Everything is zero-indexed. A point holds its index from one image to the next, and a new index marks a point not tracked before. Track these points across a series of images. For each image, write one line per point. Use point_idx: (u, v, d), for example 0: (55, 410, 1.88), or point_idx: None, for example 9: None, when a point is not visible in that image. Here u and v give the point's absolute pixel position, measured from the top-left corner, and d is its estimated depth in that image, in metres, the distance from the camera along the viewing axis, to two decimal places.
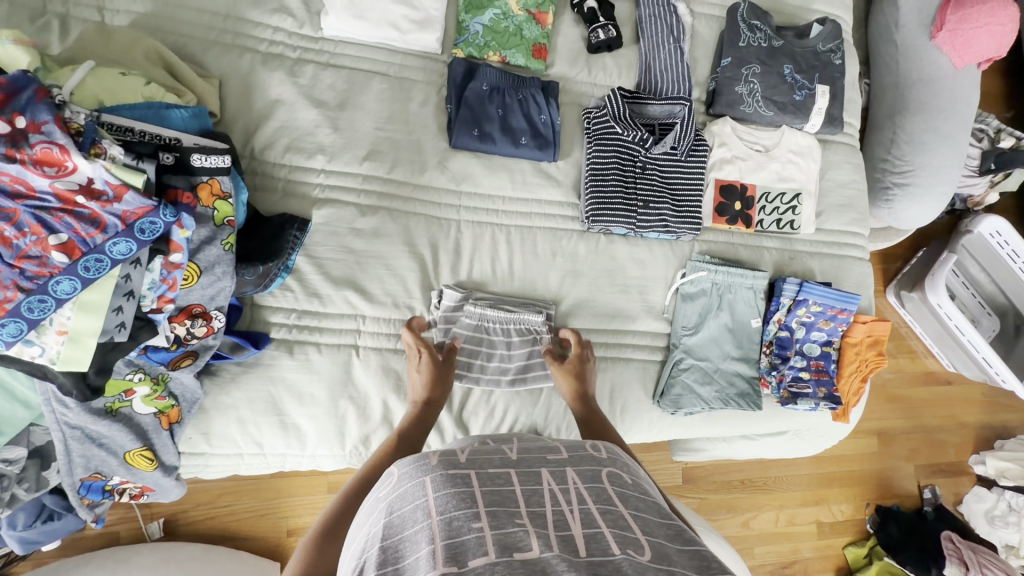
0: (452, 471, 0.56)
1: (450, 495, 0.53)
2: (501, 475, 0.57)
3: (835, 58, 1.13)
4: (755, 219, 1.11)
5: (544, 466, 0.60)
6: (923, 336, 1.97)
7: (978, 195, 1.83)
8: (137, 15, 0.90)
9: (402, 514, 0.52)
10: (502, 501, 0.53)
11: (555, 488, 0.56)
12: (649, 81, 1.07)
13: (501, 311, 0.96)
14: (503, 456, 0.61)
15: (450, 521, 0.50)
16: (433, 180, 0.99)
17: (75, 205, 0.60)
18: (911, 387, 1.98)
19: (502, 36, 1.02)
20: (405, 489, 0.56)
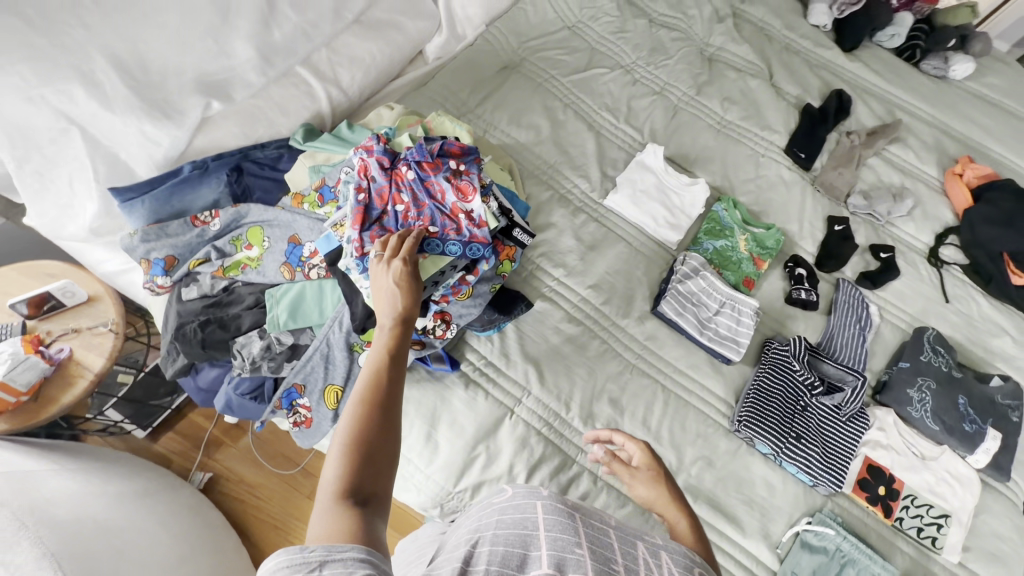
0: (563, 506, 0.58)
1: (558, 520, 0.56)
2: (603, 534, 0.57)
3: (1011, 414, 1.21)
4: (895, 513, 1.11)
5: (642, 542, 0.60)
6: None
7: None
8: (504, 143, 1.38)
9: (512, 517, 0.57)
10: (602, 546, 0.55)
11: (647, 561, 0.57)
12: (829, 346, 1.25)
13: (726, 288, 1.25)
14: (605, 521, 0.60)
15: (555, 543, 0.53)
16: (630, 326, 1.21)
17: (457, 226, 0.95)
18: None
19: (724, 259, 1.32)
20: (516, 506, 0.59)
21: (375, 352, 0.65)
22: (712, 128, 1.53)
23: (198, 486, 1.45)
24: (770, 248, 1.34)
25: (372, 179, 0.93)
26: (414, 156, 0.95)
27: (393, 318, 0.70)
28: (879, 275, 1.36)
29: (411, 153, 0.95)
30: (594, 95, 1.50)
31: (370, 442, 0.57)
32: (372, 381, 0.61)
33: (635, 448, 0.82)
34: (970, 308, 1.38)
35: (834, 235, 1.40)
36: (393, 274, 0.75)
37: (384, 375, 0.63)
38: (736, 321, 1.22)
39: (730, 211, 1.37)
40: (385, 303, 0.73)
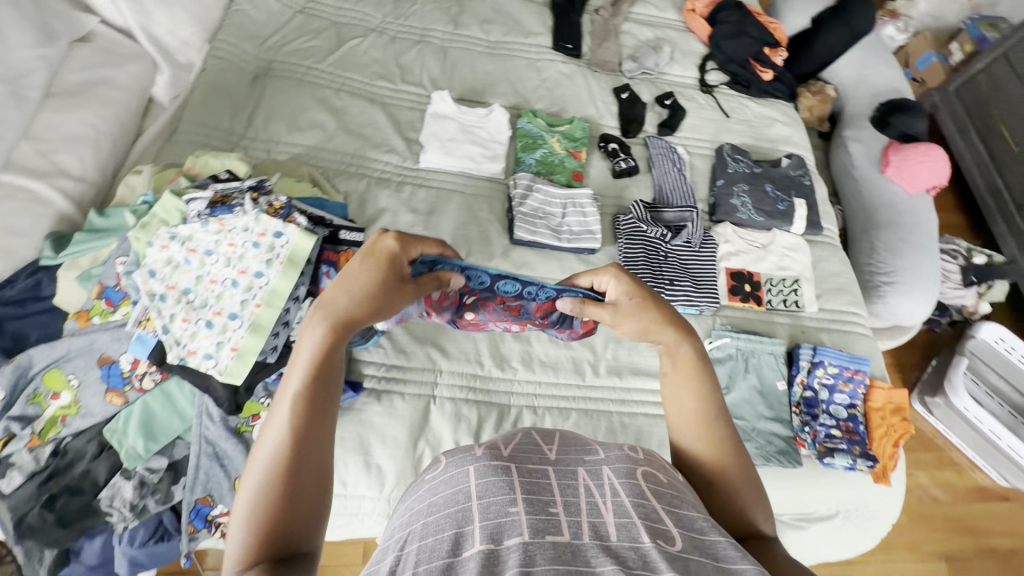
0: (497, 462, 0.56)
1: (490, 483, 0.54)
2: (539, 468, 0.58)
3: (804, 180, 1.47)
4: (764, 299, 1.32)
5: (580, 466, 0.59)
6: (961, 447, 2.23)
7: (971, 304, 2.23)
8: (295, 153, 1.27)
9: (443, 495, 0.54)
10: (537, 490, 0.54)
11: (588, 483, 0.57)
12: (663, 197, 1.39)
13: (561, 190, 1.32)
14: (542, 453, 0.61)
15: (489, 508, 0.52)
16: (500, 265, 1.24)
17: (285, 267, 0.85)
18: (967, 503, 2.19)
19: (549, 166, 1.38)
20: (451, 474, 0.56)
21: (299, 379, 0.53)
22: (484, 54, 1.55)
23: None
24: (581, 138, 1.43)
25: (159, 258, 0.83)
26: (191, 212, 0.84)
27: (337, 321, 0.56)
28: (672, 120, 1.53)
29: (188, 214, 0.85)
30: (360, 68, 1.43)
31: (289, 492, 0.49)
32: (297, 416, 0.51)
33: (612, 282, 0.75)
34: (746, 114, 1.60)
35: (625, 102, 1.54)
36: (353, 279, 0.59)
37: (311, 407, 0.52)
38: (583, 213, 1.30)
39: (533, 121, 1.42)
40: (338, 303, 0.57)
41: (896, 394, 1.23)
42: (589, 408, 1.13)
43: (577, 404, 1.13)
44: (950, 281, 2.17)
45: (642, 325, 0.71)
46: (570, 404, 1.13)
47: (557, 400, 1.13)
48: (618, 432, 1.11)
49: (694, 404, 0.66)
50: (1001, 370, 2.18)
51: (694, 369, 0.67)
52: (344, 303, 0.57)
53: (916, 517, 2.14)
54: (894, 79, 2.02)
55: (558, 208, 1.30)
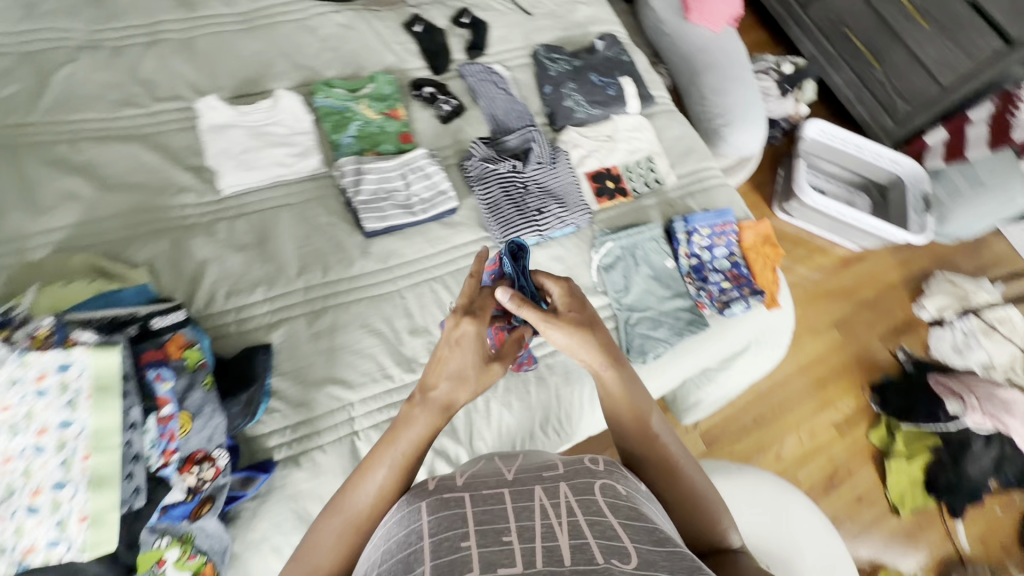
0: (446, 496, 0.56)
1: (447, 517, 0.53)
2: (494, 494, 0.57)
3: (623, 57, 1.45)
4: (629, 188, 1.34)
5: (538, 483, 0.59)
6: (820, 233, 2.64)
7: (793, 110, 2.53)
8: (55, 241, 0.99)
9: (399, 540, 0.53)
10: (492, 519, 0.54)
11: (547, 502, 0.56)
12: (500, 126, 1.32)
13: (392, 160, 1.18)
14: (500, 476, 0.60)
15: (442, 544, 0.51)
16: (365, 266, 1.12)
17: (98, 397, 0.68)
18: (838, 275, 2.63)
19: (371, 137, 1.23)
20: (403, 516, 0.56)
21: (396, 453, 0.64)
22: (240, 31, 1.28)
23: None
24: (391, 93, 1.27)
25: None
26: None
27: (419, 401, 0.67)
28: (478, 39, 1.41)
29: None
30: (89, 102, 1.12)
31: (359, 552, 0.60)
32: (388, 494, 0.62)
33: (558, 292, 0.76)
34: (547, 5, 1.51)
35: (422, 36, 1.38)
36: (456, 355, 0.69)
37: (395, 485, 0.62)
38: (425, 175, 1.19)
39: (332, 95, 1.24)
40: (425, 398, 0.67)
41: (760, 227, 1.35)
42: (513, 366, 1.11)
43: None
44: (773, 95, 2.44)
45: (575, 335, 0.70)
46: None
47: None
48: (548, 375, 1.12)
49: (645, 423, 0.68)
50: (830, 156, 2.51)
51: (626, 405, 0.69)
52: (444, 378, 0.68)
53: (808, 303, 2.55)
54: None
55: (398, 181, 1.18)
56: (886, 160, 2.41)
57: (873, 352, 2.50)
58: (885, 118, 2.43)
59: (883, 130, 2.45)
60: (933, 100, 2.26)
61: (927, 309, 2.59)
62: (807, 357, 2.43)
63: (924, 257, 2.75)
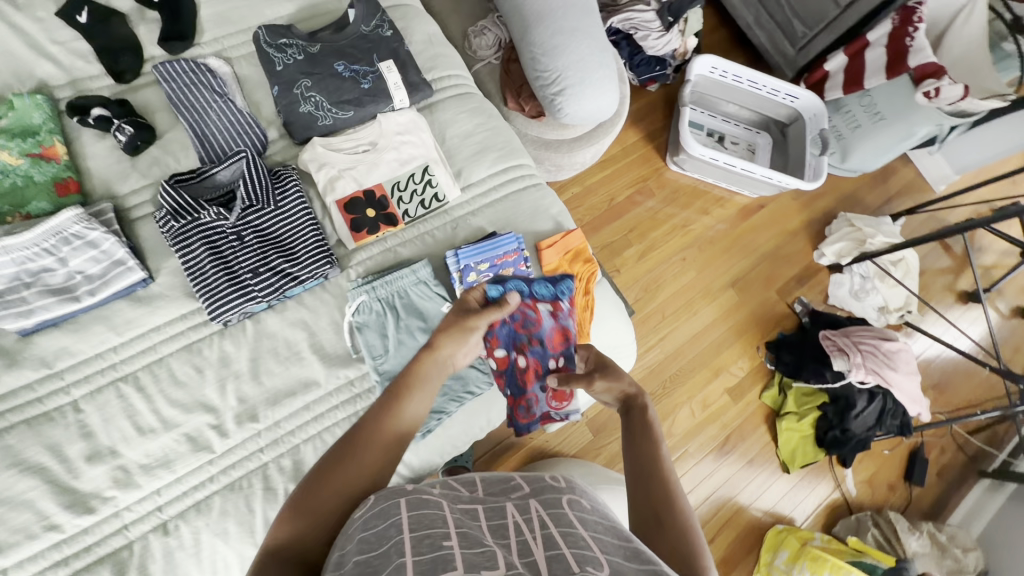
0: (426, 498, 0.55)
1: (423, 515, 0.52)
2: (469, 509, 0.57)
3: (384, 31, 1.12)
4: (400, 214, 1.06)
5: (509, 500, 0.59)
6: (718, 183, 2.22)
7: (679, 46, 2.07)
8: None
9: (374, 530, 0.51)
10: (470, 528, 0.52)
11: (519, 519, 0.55)
12: (209, 151, 1.00)
13: (29, 230, 0.86)
14: (470, 493, 0.61)
15: (422, 542, 0.48)
16: (17, 378, 0.85)
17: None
18: (734, 224, 2.23)
19: (12, 194, 0.90)
20: (380, 508, 0.54)
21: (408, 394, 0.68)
22: None
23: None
24: (41, 123, 0.93)
25: None
26: None
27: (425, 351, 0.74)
28: (177, 24, 1.03)
29: None
30: None
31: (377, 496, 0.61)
32: (389, 433, 0.64)
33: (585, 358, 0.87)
34: None
35: (90, 28, 0.99)
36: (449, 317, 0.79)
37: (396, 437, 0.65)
38: (86, 245, 0.89)
39: None
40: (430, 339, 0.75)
41: (564, 243, 1.12)
42: (235, 478, 0.89)
43: (218, 483, 0.88)
44: (650, 32, 1.98)
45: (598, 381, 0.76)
46: (210, 489, 0.88)
47: (190, 495, 0.87)
48: (280, 483, 0.90)
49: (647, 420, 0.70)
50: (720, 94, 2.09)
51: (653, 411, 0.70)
52: (444, 333, 0.75)
53: (700, 262, 2.15)
54: None
55: (47, 256, 0.88)
56: (784, 96, 1.99)
57: (770, 308, 2.16)
58: (786, 47, 2.04)
59: (784, 60, 2.07)
60: (829, 20, 1.85)
61: (825, 255, 2.23)
62: (696, 327, 2.06)
63: (829, 194, 2.36)
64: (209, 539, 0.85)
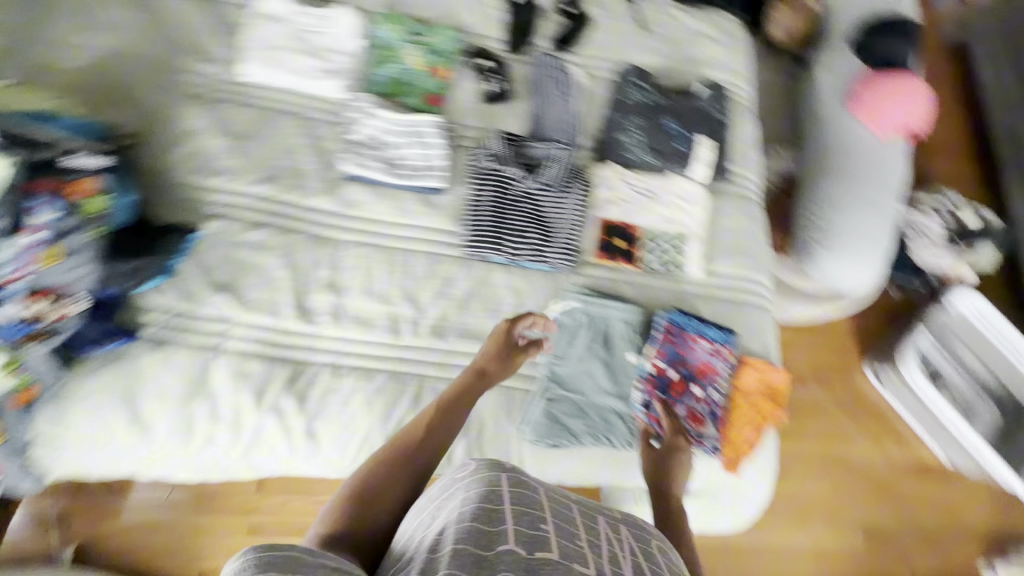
0: (526, 480, 0.63)
1: (524, 494, 0.60)
2: (566, 502, 0.64)
3: (719, 116, 1.21)
4: (639, 258, 1.14)
5: (600, 514, 0.66)
6: (913, 423, 1.71)
7: (949, 271, 1.68)
8: (87, 57, 1.07)
9: (477, 492, 0.58)
10: (565, 522, 0.60)
11: (604, 533, 0.63)
12: (536, 130, 1.18)
13: (401, 114, 1.10)
14: (564, 491, 0.67)
15: (523, 519, 0.57)
16: (323, 203, 1.08)
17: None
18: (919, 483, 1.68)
19: (402, 85, 1.16)
20: (484, 474, 0.62)
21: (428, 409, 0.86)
22: None
23: (69, 560, 1.22)
24: (446, 51, 1.20)
25: None
26: None
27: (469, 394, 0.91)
28: (572, 35, 1.27)
29: None
30: None
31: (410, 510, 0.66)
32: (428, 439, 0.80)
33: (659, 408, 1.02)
34: (671, 28, 1.32)
35: (515, 8, 1.26)
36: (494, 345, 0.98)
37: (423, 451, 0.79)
38: (423, 142, 1.09)
39: (393, 28, 1.18)
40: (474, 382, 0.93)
41: (766, 374, 1.09)
42: (400, 371, 1.01)
43: (386, 366, 1.00)
44: (925, 238, 1.67)
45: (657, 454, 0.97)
46: (379, 364, 1.00)
47: (363, 360, 1.00)
48: (426, 400, 0.99)
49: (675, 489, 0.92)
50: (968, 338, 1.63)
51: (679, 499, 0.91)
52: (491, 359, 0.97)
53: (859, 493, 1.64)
54: None
55: (396, 135, 1.09)
56: None
57: None
58: None
59: None
60: None
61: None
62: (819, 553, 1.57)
63: None
64: (355, 404, 0.97)
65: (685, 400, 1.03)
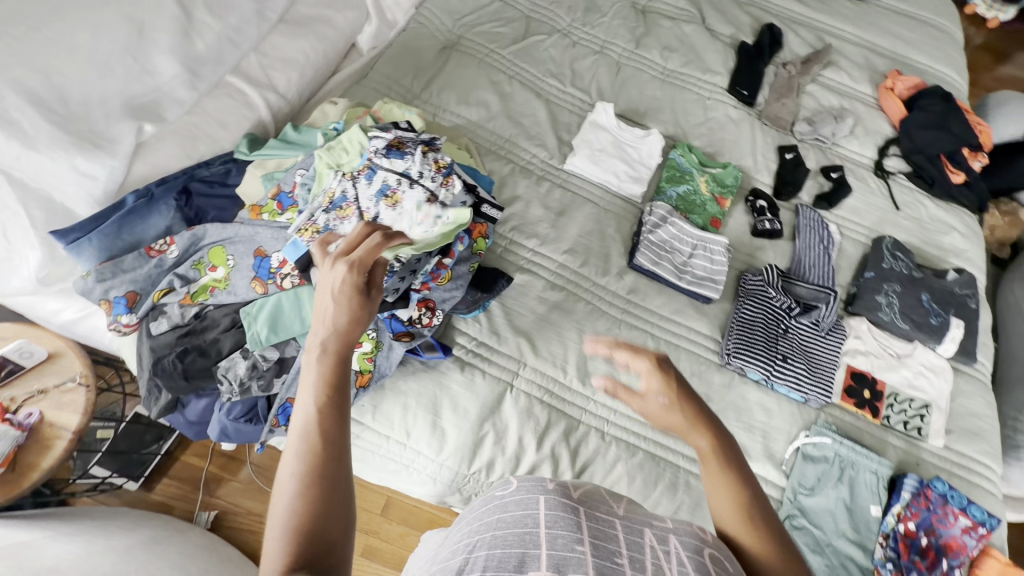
0: (565, 500, 0.51)
1: (560, 516, 0.49)
2: (609, 519, 0.51)
3: (970, 302, 1.31)
4: (882, 413, 1.18)
5: (648, 526, 0.53)
6: None
7: None
8: (457, 124, 1.35)
9: (512, 516, 0.49)
10: (606, 539, 0.49)
11: (656, 546, 0.50)
12: (799, 270, 1.30)
13: (696, 230, 1.28)
14: (608, 504, 0.55)
15: (556, 541, 0.46)
16: (611, 284, 1.23)
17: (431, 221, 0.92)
18: None
19: (689, 203, 1.35)
20: (516, 498, 0.52)
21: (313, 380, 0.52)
22: (655, 78, 1.54)
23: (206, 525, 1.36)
24: (730, 186, 1.38)
25: (350, 177, 0.94)
26: (384, 149, 0.95)
27: (331, 338, 0.54)
28: (834, 195, 1.42)
29: (380, 148, 0.95)
30: (536, 63, 1.48)
31: (321, 504, 0.47)
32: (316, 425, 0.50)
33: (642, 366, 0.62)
34: (918, 211, 1.46)
35: (787, 163, 1.45)
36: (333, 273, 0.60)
37: (326, 419, 0.50)
38: (709, 258, 1.26)
39: (687, 156, 1.39)
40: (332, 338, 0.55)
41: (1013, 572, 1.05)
42: (657, 454, 1.08)
43: (647, 446, 1.08)
44: None
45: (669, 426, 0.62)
46: (641, 444, 1.08)
47: (627, 434, 1.09)
48: (679, 490, 1.05)
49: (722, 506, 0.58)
50: None
51: (725, 465, 0.59)
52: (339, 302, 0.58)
53: None
54: None
55: (687, 244, 1.27)
56: None
57: None
58: None
59: None
60: None
61: None
62: None
63: None
64: (620, 473, 1.05)
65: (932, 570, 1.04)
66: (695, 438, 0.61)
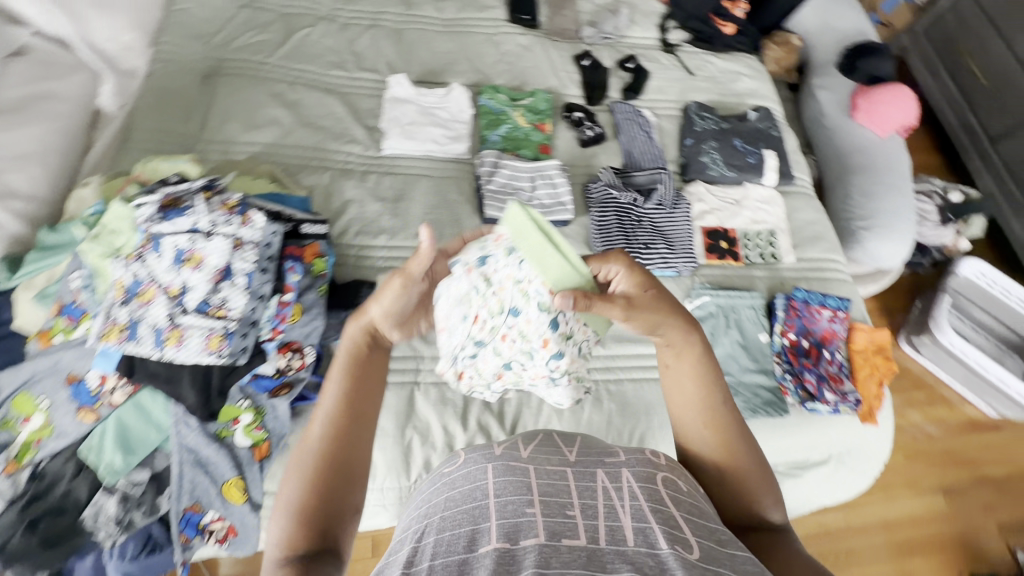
0: (512, 463, 0.51)
1: (509, 479, 0.48)
2: (558, 469, 0.51)
3: (773, 132, 1.47)
4: (742, 254, 1.31)
5: (601, 467, 0.53)
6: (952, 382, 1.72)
7: (950, 242, 1.83)
8: (253, 152, 1.23)
9: (461, 492, 0.49)
10: (556, 492, 0.48)
11: (607, 485, 0.50)
12: (631, 163, 1.37)
13: (528, 164, 1.30)
14: (561, 455, 0.54)
15: (506, 507, 0.46)
16: None
17: (248, 265, 0.86)
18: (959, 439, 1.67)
19: (515, 141, 1.36)
20: (466, 473, 0.51)
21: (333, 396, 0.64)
22: (438, 32, 1.50)
23: None
24: (545, 109, 1.40)
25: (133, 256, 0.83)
26: (159, 211, 0.85)
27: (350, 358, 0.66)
28: (636, 83, 1.50)
29: (154, 212, 0.84)
30: (312, 59, 1.38)
31: (320, 496, 0.57)
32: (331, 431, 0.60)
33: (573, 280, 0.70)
34: (709, 70, 1.59)
35: (587, 69, 1.51)
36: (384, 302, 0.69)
37: (335, 433, 0.60)
38: (550, 184, 1.29)
39: (495, 97, 1.39)
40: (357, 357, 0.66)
41: (877, 334, 1.24)
42: None
43: None
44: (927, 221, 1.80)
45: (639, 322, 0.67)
46: None
47: None
48: (605, 401, 1.10)
49: (696, 386, 0.65)
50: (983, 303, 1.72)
51: (700, 357, 0.67)
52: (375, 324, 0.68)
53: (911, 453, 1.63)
54: (860, 23, 1.95)
55: (525, 180, 1.28)
56: None
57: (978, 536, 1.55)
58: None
59: None
60: None
61: None
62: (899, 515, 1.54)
63: None
64: (548, 412, 1.08)
65: (820, 363, 1.20)
66: (670, 328, 0.68)
